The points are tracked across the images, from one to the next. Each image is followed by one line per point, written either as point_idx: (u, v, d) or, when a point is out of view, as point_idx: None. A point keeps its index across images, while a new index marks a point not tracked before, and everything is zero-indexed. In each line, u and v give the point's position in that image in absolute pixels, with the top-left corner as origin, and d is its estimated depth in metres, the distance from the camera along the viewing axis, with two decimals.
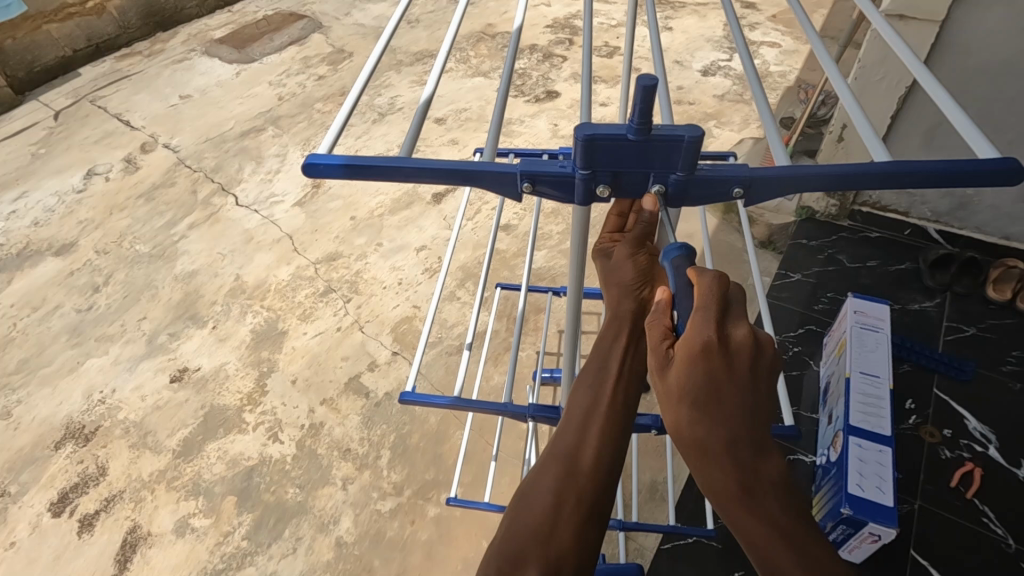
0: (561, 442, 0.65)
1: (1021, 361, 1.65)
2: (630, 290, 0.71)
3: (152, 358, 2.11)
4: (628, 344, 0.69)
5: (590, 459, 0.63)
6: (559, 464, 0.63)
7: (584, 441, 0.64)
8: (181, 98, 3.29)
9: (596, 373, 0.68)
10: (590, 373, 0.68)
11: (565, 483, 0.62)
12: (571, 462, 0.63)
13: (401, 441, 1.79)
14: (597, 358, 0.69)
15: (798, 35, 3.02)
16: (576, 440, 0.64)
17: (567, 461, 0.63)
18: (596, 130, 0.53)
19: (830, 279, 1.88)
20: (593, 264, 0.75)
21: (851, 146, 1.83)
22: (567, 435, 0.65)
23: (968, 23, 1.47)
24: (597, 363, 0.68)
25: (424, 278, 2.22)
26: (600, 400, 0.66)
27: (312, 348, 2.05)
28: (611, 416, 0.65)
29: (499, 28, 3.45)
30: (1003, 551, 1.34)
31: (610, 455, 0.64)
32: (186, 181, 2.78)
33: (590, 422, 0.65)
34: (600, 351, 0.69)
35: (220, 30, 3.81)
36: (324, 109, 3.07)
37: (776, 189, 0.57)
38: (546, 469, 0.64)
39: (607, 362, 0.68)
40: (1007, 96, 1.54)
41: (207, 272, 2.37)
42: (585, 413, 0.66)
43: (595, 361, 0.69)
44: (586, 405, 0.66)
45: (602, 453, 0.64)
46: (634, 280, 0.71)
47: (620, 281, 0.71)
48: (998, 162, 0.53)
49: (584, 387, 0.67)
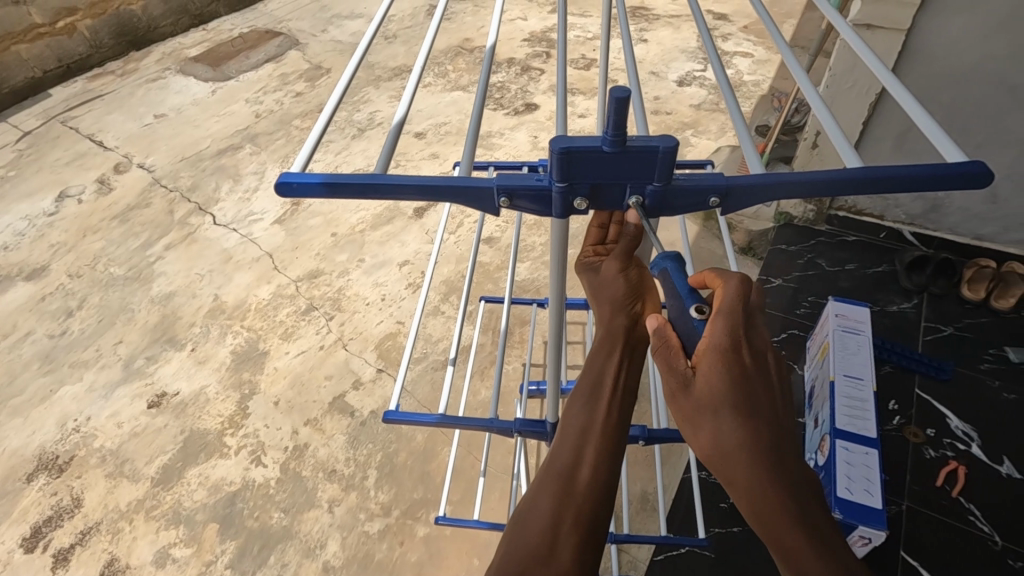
0: (558, 459, 0.65)
1: (998, 359, 1.68)
2: (622, 306, 0.69)
3: (129, 383, 2.05)
4: (623, 359, 0.68)
5: (588, 476, 0.63)
6: (556, 481, 0.63)
7: (580, 458, 0.64)
8: (155, 117, 3.25)
9: (590, 389, 0.67)
10: (584, 389, 0.67)
11: (562, 500, 0.62)
12: (568, 479, 0.63)
13: (388, 459, 1.76)
14: (590, 374, 0.68)
15: (769, 45, 3.09)
16: (573, 456, 0.64)
17: (564, 479, 0.63)
18: (571, 143, 0.53)
19: (810, 283, 1.91)
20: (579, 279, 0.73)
21: (824, 152, 1.87)
22: (563, 454, 0.65)
23: (930, 30, 1.51)
24: (592, 378, 0.67)
25: (407, 293, 2.20)
26: (595, 416, 0.66)
27: (295, 368, 2.02)
28: (607, 431, 0.65)
29: (476, 43, 3.47)
30: (989, 548, 1.35)
31: (607, 471, 0.64)
32: (161, 201, 2.73)
33: (586, 438, 0.65)
34: (594, 366, 0.68)
35: (195, 48, 3.77)
36: (303, 125, 3.06)
37: (754, 197, 0.57)
38: (542, 488, 0.63)
39: (601, 377, 0.67)
40: (971, 100, 1.58)
41: (185, 293, 2.32)
42: (581, 429, 0.66)
43: (587, 377, 0.68)
44: (582, 421, 0.66)
45: (599, 470, 0.64)
46: (627, 295, 0.69)
47: (612, 297, 0.69)
48: (973, 166, 0.54)
49: (579, 403, 0.67)
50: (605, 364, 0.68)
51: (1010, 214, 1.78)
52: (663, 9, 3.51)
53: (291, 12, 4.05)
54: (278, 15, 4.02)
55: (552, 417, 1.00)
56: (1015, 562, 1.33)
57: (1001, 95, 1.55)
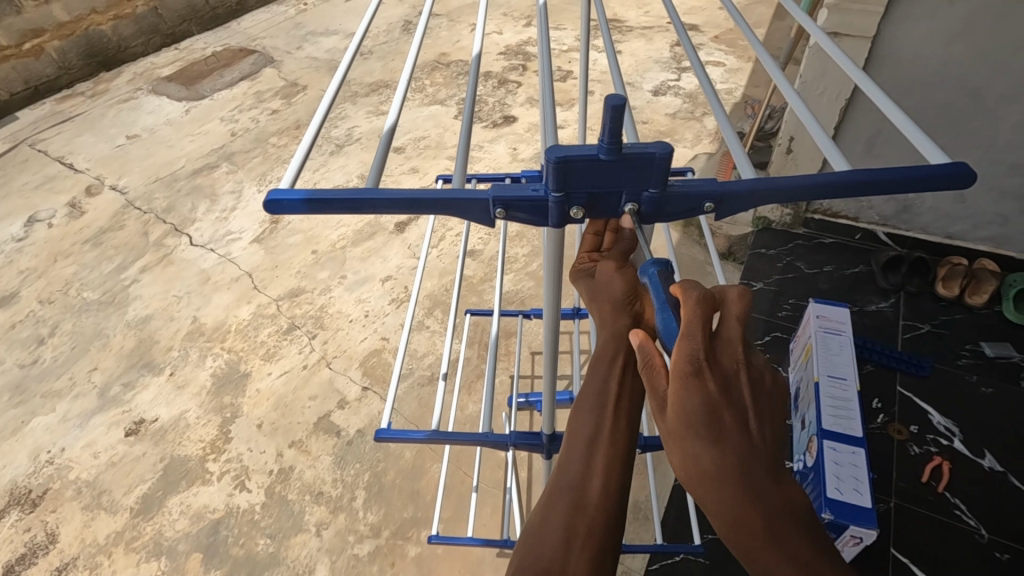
0: (567, 473, 0.63)
1: (974, 354, 1.72)
2: (624, 307, 0.68)
3: (105, 411, 1.99)
4: (625, 364, 0.67)
5: (598, 489, 0.61)
6: (567, 496, 0.61)
7: (590, 469, 0.63)
8: (128, 138, 3.19)
9: (596, 396, 0.66)
10: (589, 397, 0.66)
11: (573, 515, 0.60)
12: (578, 494, 0.61)
13: (376, 479, 1.73)
14: (595, 382, 0.67)
15: (739, 54, 3.16)
16: (582, 467, 0.63)
17: (573, 494, 0.61)
18: (568, 152, 0.53)
19: (789, 286, 1.94)
20: (575, 286, 0.71)
21: (799, 157, 1.91)
22: (572, 466, 0.63)
23: (894, 36, 1.56)
24: (596, 387, 0.66)
25: (391, 309, 2.18)
26: (602, 424, 0.65)
27: (278, 389, 1.98)
28: (614, 440, 0.64)
29: (452, 57, 3.49)
30: (976, 542, 1.37)
31: (618, 481, 0.62)
32: (135, 223, 2.68)
33: (595, 448, 0.64)
34: (596, 375, 0.67)
35: (167, 68, 3.73)
36: (280, 143, 3.03)
37: (749, 203, 0.58)
38: (553, 503, 0.61)
39: (606, 384, 0.66)
40: (936, 104, 1.63)
41: (162, 316, 2.27)
42: (588, 441, 0.64)
43: (591, 387, 0.67)
44: (590, 430, 0.64)
45: (609, 480, 0.62)
46: (626, 294, 0.68)
47: (613, 298, 0.68)
48: (957, 167, 0.55)
49: (585, 412, 0.65)
50: (609, 369, 0.67)
51: (979, 212, 1.82)
52: (636, 21, 3.57)
53: (265, 30, 4.03)
54: (251, 33, 4.00)
55: (548, 430, 1.01)
56: (1001, 555, 1.35)
57: (963, 98, 1.59)
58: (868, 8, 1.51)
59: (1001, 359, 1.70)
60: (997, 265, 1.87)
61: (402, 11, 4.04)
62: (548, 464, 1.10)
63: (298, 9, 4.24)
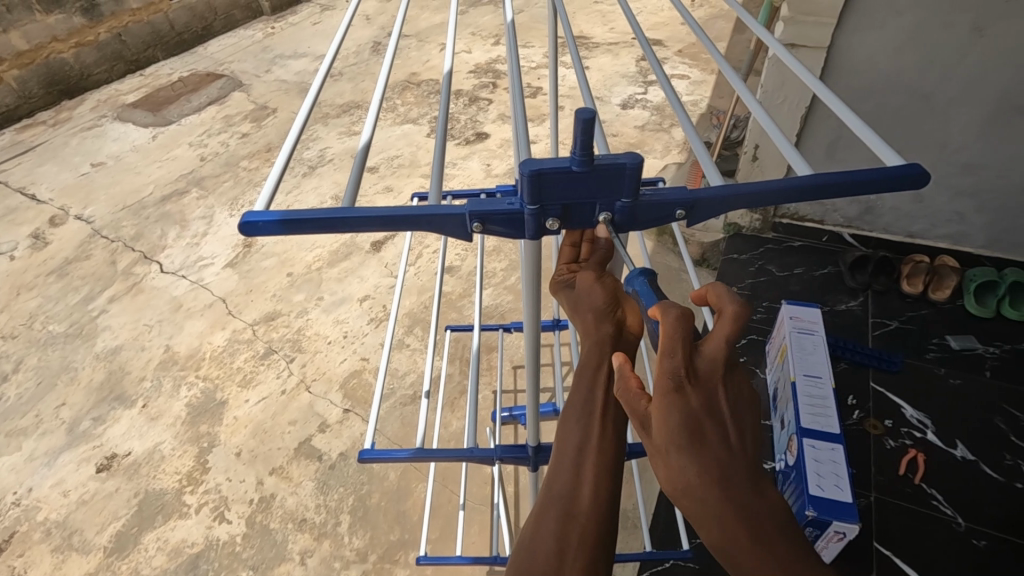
0: (557, 482, 0.63)
1: (942, 347, 1.78)
2: (605, 314, 0.68)
3: (74, 448, 1.92)
4: (612, 374, 0.67)
5: (589, 498, 0.61)
6: (558, 506, 0.61)
7: (579, 478, 0.63)
8: (93, 166, 3.13)
9: (583, 404, 0.66)
10: (576, 406, 0.66)
11: (565, 524, 0.60)
12: (569, 502, 0.62)
13: (360, 502, 1.70)
14: (581, 391, 0.67)
15: (703, 67, 3.26)
16: (572, 476, 0.63)
17: (565, 503, 0.61)
18: (541, 165, 0.54)
19: (762, 289, 1.98)
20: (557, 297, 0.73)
21: (765, 164, 1.97)
22: (562, 475, 0.63)
23: (847, 46, 1.63)
24: (582, 396, 0.66)
25: (370, 328, 2.16)
26: (590, 431, 0.65)
27: (256, 416, 1.93)
28: (602, 448, 0.64)
29: (423, 76, 3.52)
30: (954, 531, 1.40)
31: (608, 489, 0.62)
32: (103, 252, 2.61)
33: (583, 457, 0.64)
34: (582, 384, 0.67)
35: (132, 94, 3.68)
36: (251, 166, 3.00)
37: (719, 209, 0.59)
38: (544, 514, 0.61)
39: (593, 392, 0.66)
40: (890, 109, 1.70)
41: (132, 346, 2.21)
42: (577, 449, 0.64)
43: (578, 395, 0.67)
44: (577, 439, 0.65)
45: (599, 489, 0.62)
46: (607, 303, 0.69)
47: (593, 307, 0.68)
48: (913, 168, 0.58)
49: (572, 421, 0.66)
50: (595, 380, 0.67)
51: (937, 211, 1.90)
52: (602, 37, 3.66)
53: (233, 54, 4.01)
54: (219, 58, 3.97)
55: (533, 441, 1.01)
56: (979, 542, 1.39)
57: (916, 103, 1.67)
58: (821, 19, 1.58)
59: (966, 351, 1.76)
60: (957, 261, 1.95)
61: (370, 32, 4.07)
62: (535, 477, 1.09)
63: (265, 32, 4.23)
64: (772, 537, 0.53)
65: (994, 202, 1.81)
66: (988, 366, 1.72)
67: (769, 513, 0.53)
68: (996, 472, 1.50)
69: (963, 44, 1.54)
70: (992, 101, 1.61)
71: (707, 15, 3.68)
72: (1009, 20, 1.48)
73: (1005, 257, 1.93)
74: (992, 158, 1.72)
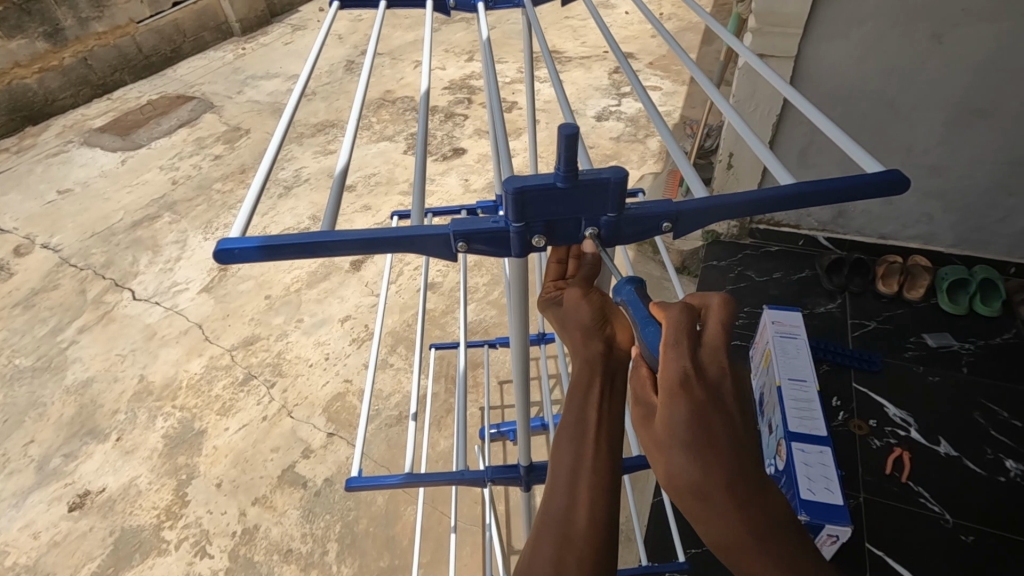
0: (552, 505, 0.62)
1: (919, 345, 1.81)
2: (593, 331, 0.66)
3: (44, 487, 1.84)
4: (604, 390, 0.65)
5: (585, 520, 0.60)
6: (554, 529, 0.60)
7: (575, 500, 0.61)
8: (59, 193, 3.05)
9: (575, 424, 0.64)
10: (568, 426, 0.65)
11: (562, 547, 0.59)
12: (565, 525, 0.60)
13: (348, 529, 1.65)
14: (573, 411, 0.65)
15: (674, 78, 3.32)
16: (567, 499, 0.62)
17: (560, 526, 0.60)
18: (525, 183, 0.53)
19: (743, 294, 2.01)
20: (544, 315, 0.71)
21: (739, 171, 2.00)
22: (557, 498, 0.62)
23: (814, 55, 1.67)
24: (574, 415, 0.64)
25: (352, 349, 2.12)
26: (584, 452, 0.63)
27: (237, 444, 1.88)
28: (596, 469, 0.62)
29: (397, 93, 3.52)
30: (943, 527, 1.42)
31: (604, 509, 0.61)
32: (71, 281, 2.53)
33: (578, 477, 0.62)
34: (574, 402, 0.65)
35: (100, 119, 3.60)
36: (225, 188, 2.95)
37: (702, 220, 0.59)
38: (540, 539, 0.60)
39: (584, 412, 0.64)
40: (857, 114, 1.75)
41: (104, 378, 2.14)
42: (571, 469, 0.63)
43: (570, 413, 0.65)
44: (571, 461, 0.63)
45: (595, 510, 0.61)
46: (594, 318, 0.67)
47: (581, 323, 0.67)
48: (888, 173, 0.58)
49: (565, 442, 0.64)
50: (586, 398, 0.65)
51: (907, 212, 1.94)
52: (574, 51, 3.71)
53: (203, 76, 3.96)
54: (189, 80, 3.92)
55: (525, 460, 0.99)
56: (967, 537, 1.40)
57: (881, 108, 1.72)
58: (788, 30, 1.62)
59: (942, 348, 1.80)
60: (929, 260, 1.99)
61: (343, 51, 4.06)
62: (527, 496, 1.07)
63: (236, 54, 4.19)
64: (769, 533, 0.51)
65: (961, 202, 1.86)
66: (964, 362, 1.75)
67: (770, 512, 0.52)
68: (979, 467, 1.52)
69: (923, 51, 1.59)
70: (953, 105, 1.66)
71: (676, 28, 3.75)
72: (965, 27, 1.53)
73: (974, 255, 1.98)
74: (956, 160, 1.77)
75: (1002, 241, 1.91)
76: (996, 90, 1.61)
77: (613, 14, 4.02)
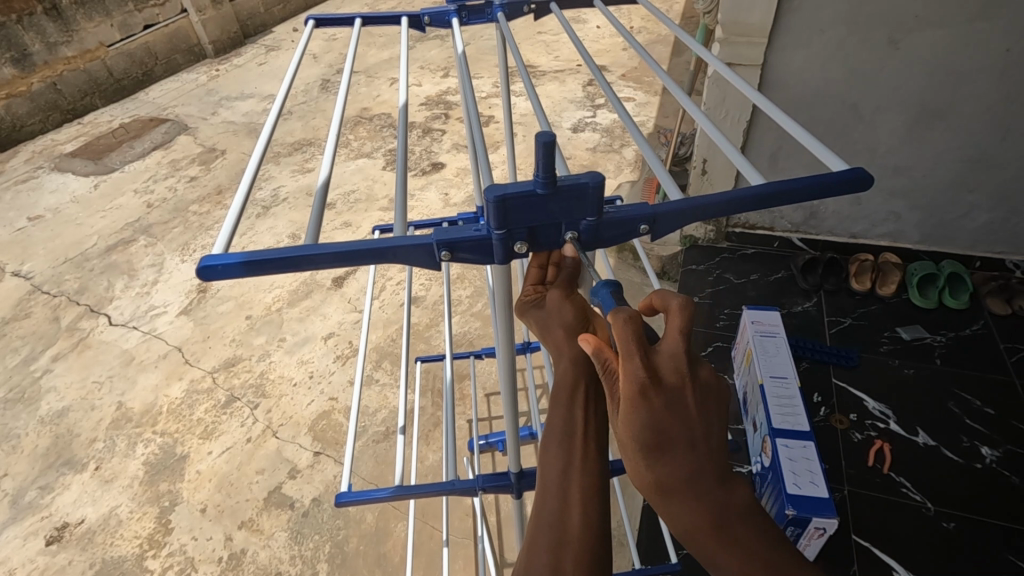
0: (545, 509, 0.62)
1: (894, 340, 1.86)
2: (577, 332, 0.68)
3: (19, 522, 1.78)
4: (588, 392, 0.67)
5: (579, 521, 0.61)
6: (550, 533, 0.61)
7: (567, 502, 0.62)
8: (30, 220, 2.98)
9: (563, 427, 0.66)
10: (556, 429, 0.66)
11: (558, 550, 0.60)
12: (561, 527, 0.61)
13: (338, 549, 1.62)
14: (559, 414, 0.66)
15: (646, 88, 3.40)
16: (560, 500, 0.62)
17: (556, 529, 0.61)
18: (504, 191, 0.55)
19: (723, 296, 2.05)
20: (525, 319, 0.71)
21: (713, 177, 2.05)
22: (549, 502, 0.63)
23: (778, 63, 1.74)
24: (562, 420, 0.66)
25: (337, 366, 2.10)
26: (573, 454, 0.64)
27: (220, 468, 1.84)
28: (586, 472, 0.63)
29: (374, 111, 3.54)
30: (924, 515, 1.45)
31: (597, 510, 0.62)
32: (44, 309, 2.48)
33: (569, 480, 0.63)
34: (560, 405, 0.67)
35: (70, 143, 3.55)
36: (201, 210, 2.92)
37: (678, 221, 0.61)
38: (535, 544, 0.61)
39: (572, 415, 0.66)
40: (821, 119, 1.81)
41: (81, 407, 2.08)
42: (562, 473, 0.64)
43: (557, 417, 0.66)
44: (560, 467, 0.64)
45: (588, 511, 0.61)
46: (577, 320, 0.69)
47: (564, 325, 0.68)
48: (853, 172, 0.61)
49: (554, 445, 0.65)
50: (572, 399, 0.67)
51: (875, 212, 2.00)
52: (548, 65, 3.77)
53: (176, 98, 3.93)
54: (161, 103, 3.89)
55: (514, 466, 0.98)
56: (949, 524, 1.44)
57: (845, 112, 1.78)
58: (753, 39, 1.68)
59: (916, 341, 1.85)
60: (898, 258, 2.06)
61: (318, 70, 4.07)
62: (518, 504, 1.06)
63: (209, 75, 4.16)
64: (734, 524, 0.55)
65: (925, 200, 1.92)
66: (937, 354, 1.81)
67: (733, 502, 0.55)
68: (956, 455, 1.57)
69: (881, 56, 1.66)
70: (913, 106, 1.73)
71: (647, 40, 3.85)
72: (919, 32, 1.60)
73: (940, 250, 2.04)
74: (917, 159, 1.84)
75: (966, 236, 1.98)
76: (951, 91, 1.68)
77: (585, 28, 4.10)
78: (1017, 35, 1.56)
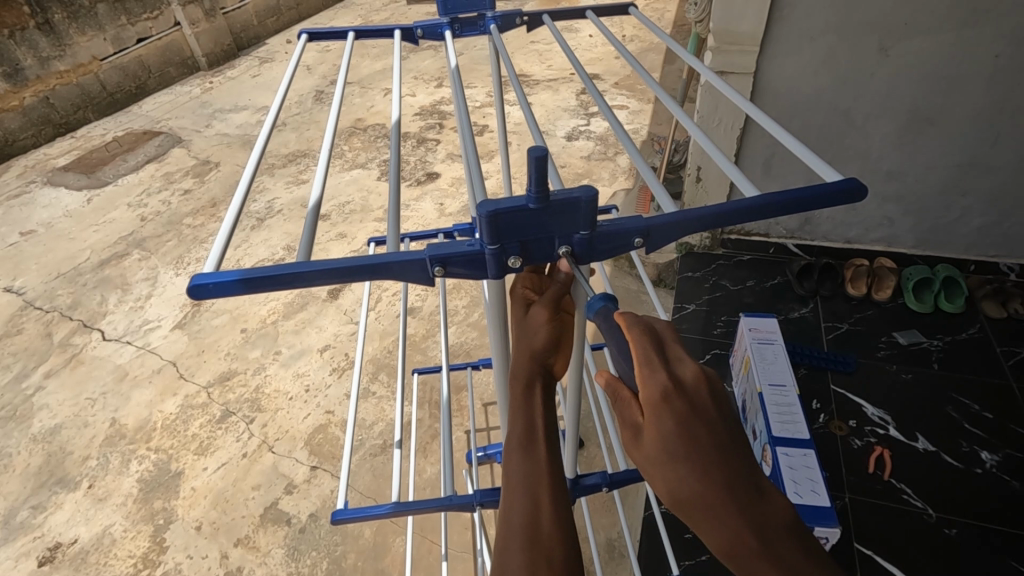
0: (514, 515, 0.58)
1: (892, 344, 1.86)
2: (539, 357, 0.66)
3: (10, 543, 1.75)
4: (546, 399, 0.65)
5: (550, 522, 0.57)
6: (521, 535, 0.56)
7: (536, 506, 0.58)
8: (22, 235, 2.96)
9: (523, 432, 0.63)
10: (515, 437, 0.63)
11: (531, 553, 0.54)
12: (532, 532, 0.56)
13: (336, 565, 1.60)
14: (519, 420, 0.63)
15: (639, 96, 3.42)
16: (527, 505, 0.58)
17: (526, 531, 0.56)
18: (497, 205, 0.54)
19: (719, 303, 2.04)
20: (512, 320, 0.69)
21: (708, 184, 2.05)
22: (516, 509, 0.58)
23: (770, 71, 1.75)
24: (522, 423, 0.62)
25: (333, 379, 2.09)
26: (537, 460, 0.61)
27: (216, 484, 1.82)
28: (553, 473, 0.60)
29: (369, 121, 3.54)
30: (926, 522, 1.44)
31: (564, 512, 0.58)
32: (36, 325, 2.45)
33: (536, 485, 0.59)
34: (519, 412, 0.63)
35: (63, 157, 3.54)
36: (195, 223, 2.91)
37: (673, 233, 0.60)
38: (506, 550, 0.55)
39: (533, 419, 0.63)
40: (813, 125, 1.82)
41: (73, 424, 2.06)
42: (527, 480, 0.60)
43: (517, 426, 0.63)
44: (524, 473, 0.60)
45: (557, 510, 0.57)
46: (546, 346, 0.66)
47: (531, 347, 0.66)
48: (847, 182, 0.60)
49: (516, 454, 0.62)
50: (531, 406, 0.63)
51: (869, 217, 2.01)
52: (541, 74, 3.79)
53: (170, 111, 3.93)
54: (155, 116, 3.88)
55: None
56: (950, 530, 1.43)
57: (837, 118, 1.79)
58: (745, 48, 1.69)
59: (913, 346, 1.85)
60: (892, 262, 2.06)
61: (312, 82, 4.08)
62: None
63: (203, 88, 4.17)
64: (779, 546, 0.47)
65: (919, 205, 1.93)
66: (934, 358, 1.81)
67: (773, 513, 0.47)
68: (956, 460, 1.56)
69: (872, 62, 1.67)
70: (905, 112, 1.74)
71: (639, 49, 3.88)
72: (908, 39, 1.61)
73: (934, 254, 2.05)
74: (910, 165, 1.85)
75: (960, 240, 1.99)
76: (943, 97, 1.69)
77: (578, 37, 4.13)
78: (1007, 42, 1.57)
